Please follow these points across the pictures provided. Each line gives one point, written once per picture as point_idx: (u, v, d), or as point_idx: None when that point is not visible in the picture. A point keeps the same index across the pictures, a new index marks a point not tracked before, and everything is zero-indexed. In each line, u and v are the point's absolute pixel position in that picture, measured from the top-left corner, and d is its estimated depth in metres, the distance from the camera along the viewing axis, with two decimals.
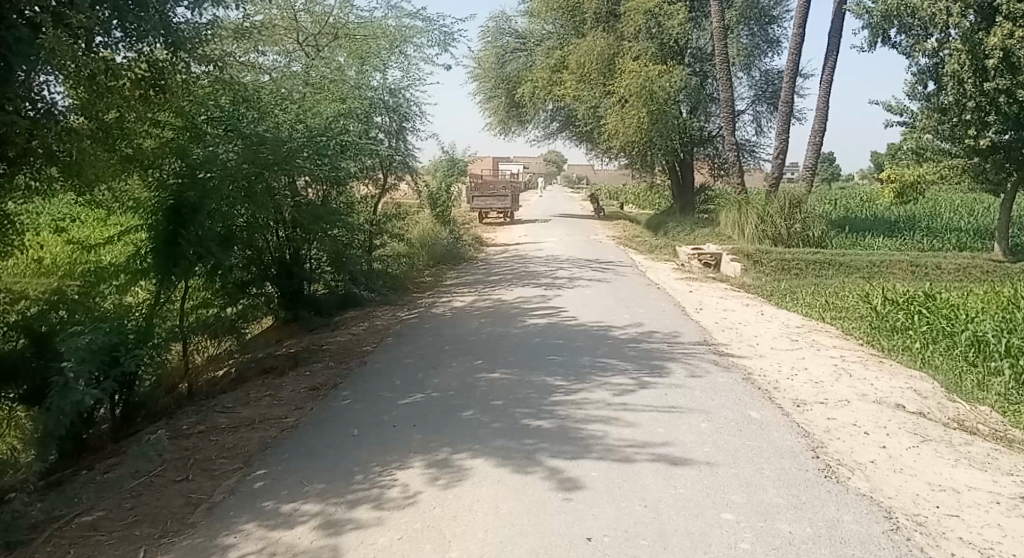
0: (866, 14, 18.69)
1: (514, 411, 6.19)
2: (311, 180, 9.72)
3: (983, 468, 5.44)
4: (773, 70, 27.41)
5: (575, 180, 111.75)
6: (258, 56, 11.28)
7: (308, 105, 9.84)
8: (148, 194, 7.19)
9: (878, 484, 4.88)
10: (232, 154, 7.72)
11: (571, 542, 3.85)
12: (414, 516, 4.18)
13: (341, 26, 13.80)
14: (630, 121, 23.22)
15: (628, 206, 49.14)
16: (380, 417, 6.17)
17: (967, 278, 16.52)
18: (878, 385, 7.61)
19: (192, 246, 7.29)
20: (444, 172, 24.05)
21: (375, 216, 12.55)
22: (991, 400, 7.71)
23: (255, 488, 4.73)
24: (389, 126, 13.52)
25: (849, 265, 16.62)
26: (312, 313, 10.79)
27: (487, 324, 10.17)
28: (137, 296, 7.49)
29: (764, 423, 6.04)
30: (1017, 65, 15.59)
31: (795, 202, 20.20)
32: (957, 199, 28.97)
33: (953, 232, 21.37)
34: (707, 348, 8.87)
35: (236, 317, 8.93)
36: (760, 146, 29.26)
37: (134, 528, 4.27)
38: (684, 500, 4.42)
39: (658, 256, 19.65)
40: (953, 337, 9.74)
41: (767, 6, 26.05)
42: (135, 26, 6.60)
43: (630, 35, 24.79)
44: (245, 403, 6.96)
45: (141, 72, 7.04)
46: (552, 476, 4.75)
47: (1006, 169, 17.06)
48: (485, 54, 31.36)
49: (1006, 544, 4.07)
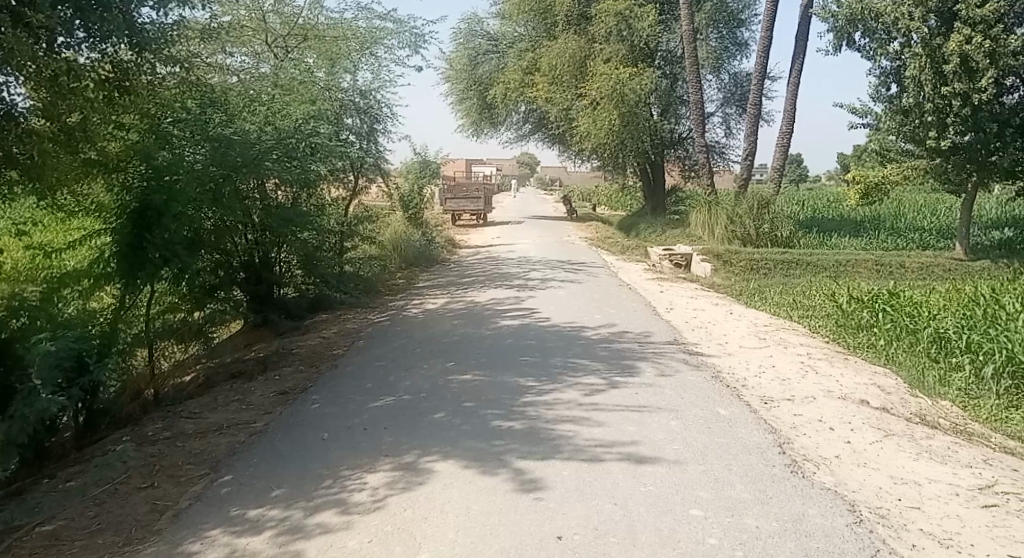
0: (831, 17, 18.99)
1: (484, 413, 6.21)
2: (279, 182, 9.45)
3: (944, 461, 5.56)
4: (742, 72, 27.78)
5: (549, 183, 112.37)
6: (226, 56, 11.22)
7: (277, 107, 9.59)
8: (110, 197, 7.10)
9: (843, 478, 4.97)
10: (198, 156, 7.67)
11: (543, 541, 3.87)
12: (383, 519, 4.17)
13: (311, 27, 13.68)
14: (601, 123, 23.39)
15: (602, 209, 49.80)
16: (350, 421, 6.14)
17: (930, 276, 16.84)
18: (843, 382, 7.74)
19: (158, 250, 7.21)
20: (417, 172, 23.85)
21: (347, 218, 12.47)
22: (952, 395, 7.88)
23: (221, 494, 4.69)
24: (361, 127, 13.61)
25: (816, 265, 16.90)
26: (282, 317, 10.64)
27: (459, 326, 10.16)
28: (101, 301, 7.40)
29: (732, 420, 6.14)
30: (973, 69, 16.02)
31: (763, 203, 20.54)
32: (921, 199, 29.71)
33: (916, 230, 21.84)
34: (676, 347, 8.96)
35: (203, 322, 8.83)
36: (729, 147, 29.68)
37: (97, 536, 4.21)
38: (653, 497, 4.48)
39: (629, 257, 19.81)
40: (916, 334, 9.85)
41: (736, 10, 26.38)
42: (98, 27, 6.46)
43: (602, 37, 24.81)
44: (212, 408, 6.90)
45: (105, 73, 6.94)
46: (517, 478, 4.77)
47: (967, 170, 17.42)
48: (457, 56, 31.36)
49: (966, 535, 4.17)
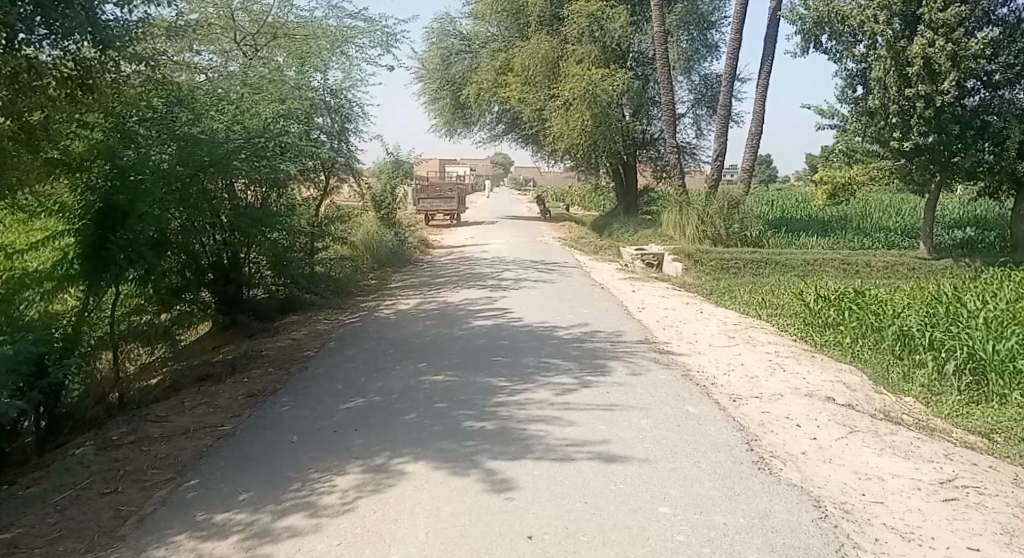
0: (798, 20, 19.21)
1: (456, 413, 6.20)
2: (248, 182, 9.33)
3: (906, 456, 5.66)
4: (712, 74, 28.06)
5: (523, 182, 112.46)
6: (193, 54, 11.07)
7: (245, 106, 9.45)
8: (73, 197, 7.00)
9: (809, 474, 5.04)
10: (165, 156, 7.58)
11: (512, 541, 3.87)
12: (353, 521, 4.15)
13: (280, 25, 13.53)
14: (574, 123, 23.47)
15: (575, 208, 50.04)
16: (320, 423, 6.09)
17: (895, 275, 17.15)
18: (810, 379, 7.85)
19: (123, 250, 7.16)
20: (390, 172, 23.71)
21: (317, 218, 12.37)
22: (915, 392, 8.02)
23: (187, 498, 4.63)
24: (331, 127, 13.52)
25: (785, 264, 17.13)
26: (251, 318, 10.64)
27: (430, 327, 10.13)
28: (64, 304, 7.17)
29: (701, 418, 6.19)
30: (936, 72, 16.34)
31: (733, 203, 20.74)
32: (886, 199, 30.24)
33: (882, 230, 22.21)
34: (647, 346, 9.02)
35: (170, 324, 8.74)
36: (700, 148, 29.92)
37: (57, 543, 4.13)
38: (623, 495, 4.50)
39: (602, 257, 19.89)
40: (881, 332, 9.96)
41: (707, 12, 26.62)
42: (60, 24, 6.30)
43: (575, 37, 24.87)
44: (178, 412, 6.80)
45: (67, 71, 6.77)
46: (487, 478, 4.77)
47: (930, 170, 17.76)
48: (430, 55, 31.27)
49: (927, 528, 4.25)
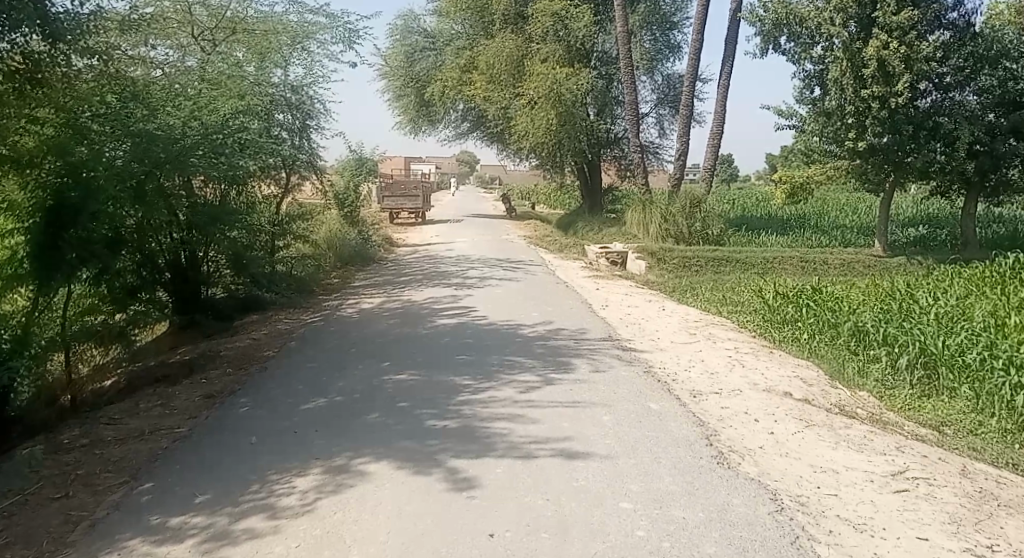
0: (758, 22, 19.38)
1: (418, 412, 6.17)
2: (206, 179, 9.13)
3: (860, 449, 5.79)
4: (674, 74, 28.35)
5: (488, 180, 112.42)
6: (149, 49, 10.84)
7: (204, 101, 9.22)
8: (23, 194, 6.68)
9: (766, 468, 5.12)
10: (119, 153, 7.35)
11: (473, 539, 3.87)
12: (312, 522, 4.10)
13: (239, 20, 13.22)
14: (539, 122, 23.54)
15: (541, 206, 50.21)
16: (280, 424, 6.01)
17: (851, 272, 17.54)
18: (769, 375, 7.98)
19: (75, 249, 6.96)
20: (353, 170, 23.51)
21: (278, 216, 12.21)
22: (869, 386, 8.20)
23: (142, 502, 4.53)
24: (293, 124, 13.35)
25: (745, 262, 17.39)
26: (210, 317, 10.51)
27: (393, 325, 10.07)
28: (14, 303, 7.15)
29: (662, 414, 6.26)
30: (890, 74, 16.71)
31: (695, 201, 20.97)
32: (844, 198, 30.87)
33: (839, 228, 22.67)
34: (610, 344, 9.08)
35: (125, 325, 8.61)
36: (663, 147, 30.20)
37: (5, 551, 4.02)
38: (584, 491, 4.53)
39: (566, 255, 20.00)
40: (837, 328, 10.16)
41: (669, 12, 26.86)
42: (6, 16, 6.17)
43: (539, 36, 24.93)
44: (133, 414, 6.67)
45: (15, 65, 6.64)
46: (449, 477, 4.75)
47: (885, 170, 18.18)
48: (394, 52, 31.08)
49: (879, 519, 4.35)
